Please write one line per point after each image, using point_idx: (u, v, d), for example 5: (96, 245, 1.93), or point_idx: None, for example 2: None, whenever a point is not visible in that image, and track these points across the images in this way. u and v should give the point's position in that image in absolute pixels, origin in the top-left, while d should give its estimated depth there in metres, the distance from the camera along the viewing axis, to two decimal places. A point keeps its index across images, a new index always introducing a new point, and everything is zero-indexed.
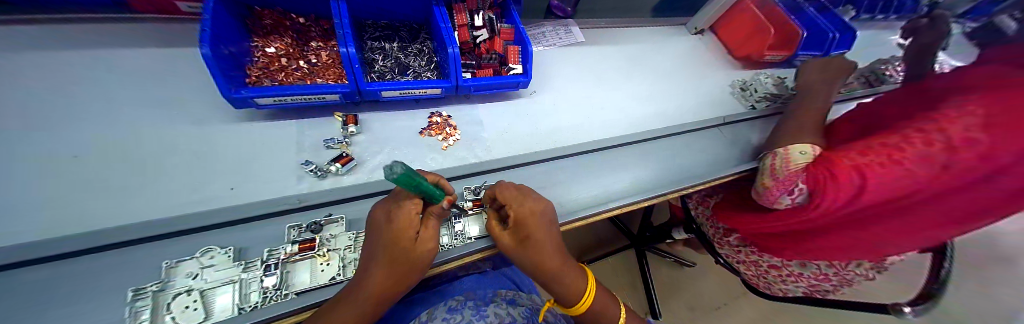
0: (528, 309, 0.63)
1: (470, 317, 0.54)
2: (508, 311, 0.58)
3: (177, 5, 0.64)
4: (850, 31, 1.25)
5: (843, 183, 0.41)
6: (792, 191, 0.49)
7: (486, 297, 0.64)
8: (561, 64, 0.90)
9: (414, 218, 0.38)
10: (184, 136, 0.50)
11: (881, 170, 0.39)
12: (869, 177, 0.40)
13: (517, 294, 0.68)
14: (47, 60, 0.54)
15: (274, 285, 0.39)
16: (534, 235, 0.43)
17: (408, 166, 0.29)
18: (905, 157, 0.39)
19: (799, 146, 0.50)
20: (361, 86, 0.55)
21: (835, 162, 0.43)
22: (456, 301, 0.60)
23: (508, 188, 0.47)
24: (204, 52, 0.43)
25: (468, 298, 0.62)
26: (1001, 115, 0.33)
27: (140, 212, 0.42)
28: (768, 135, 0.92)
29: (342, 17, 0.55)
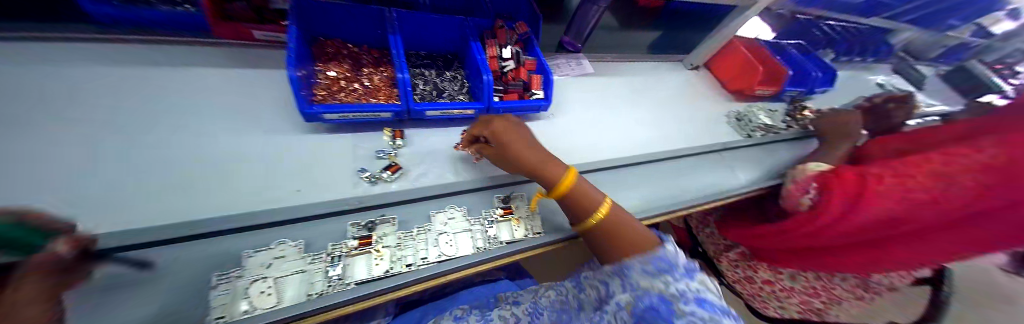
0: (532, 302, 0.68)
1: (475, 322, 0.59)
2: (512, 312, 0.65)
3: (253, 33, 0.75)
4: (829, 71, 1.40)
5: (848, 181, 0.63)
6: (808, 191, 0.73)
7: (489, 303, 0.70)
8: (576, 92, 1.01)
9: None
10: (256, 144, 0.57)
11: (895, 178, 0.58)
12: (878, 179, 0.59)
13: (519, 294, 0.72)
14: (136, 75, 0.62)
15: (338, 274, 0.44)
16: (499, 139, 0.57)
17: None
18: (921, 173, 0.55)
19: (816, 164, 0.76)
20: (410, 106, 0.63)
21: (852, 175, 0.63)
22: (461, 310, 0.65)
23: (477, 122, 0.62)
24: (291, 76, 0.52)
25: (474, 306, 0.67)
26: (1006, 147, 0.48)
27: (218, 206, 0.48)
28: (763, 162, 1.02)
29: (398, 48, 0.65)
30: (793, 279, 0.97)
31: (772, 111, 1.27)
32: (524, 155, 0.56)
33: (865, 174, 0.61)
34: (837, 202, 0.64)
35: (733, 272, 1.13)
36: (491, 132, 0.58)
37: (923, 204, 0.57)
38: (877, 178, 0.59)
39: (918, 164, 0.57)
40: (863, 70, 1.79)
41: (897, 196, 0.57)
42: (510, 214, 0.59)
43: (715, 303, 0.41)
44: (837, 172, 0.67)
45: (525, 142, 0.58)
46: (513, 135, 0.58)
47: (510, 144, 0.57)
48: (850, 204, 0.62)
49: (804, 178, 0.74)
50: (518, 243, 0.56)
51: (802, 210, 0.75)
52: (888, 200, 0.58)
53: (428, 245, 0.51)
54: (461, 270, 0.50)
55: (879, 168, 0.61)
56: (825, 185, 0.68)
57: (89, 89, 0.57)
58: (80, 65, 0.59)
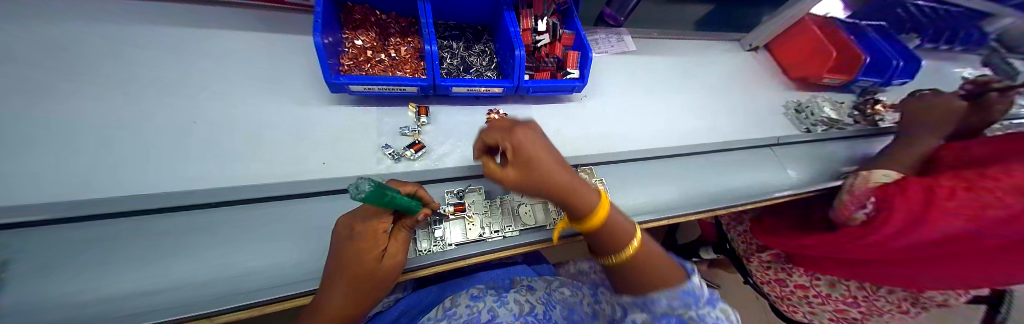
0: (546, 293, 0.66)
1: (491, 305, 0.58)
2: (527, 298, 0.62)
3: None
4: (915, 60, 1.18)
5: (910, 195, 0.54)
6: (865, 205, 0.63)
7: (506, 286, 0.68)
8: (613, 71, 0.92)
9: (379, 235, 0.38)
10: (283, 113, 0.57)
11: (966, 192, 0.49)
12: (944, 191, 0.51)
13: (534, 280, 0.71)
14: (172, 36, 0.63)
15: (441, 235, 0.49)
16: (528, 156, 0.40)
17: (376, 182, 0.27)
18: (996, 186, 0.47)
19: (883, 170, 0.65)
20: (436, 81, 0.60)
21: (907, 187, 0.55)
22: (478, 289, 0.64)
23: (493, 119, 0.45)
24: (316, 43, 0.50)
25: (490, 286, 0.66)
26: None
27: (250, 173, 0.49)
28: (821, 162, 0.90)
29: (427, 18, 0.60)
30: (830, 287, 0.90)
31: (839, 103, 1.10)
32: (559, 185, 0.40)
33: (934, 185, 0.52)
34: (895, 219, 0.56)
35: (763, 273, 1.05)
36: (513, 139, 0.40)
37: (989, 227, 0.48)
38: (948, 192, 0.51)
39: (996, 176, 0.48)
40: (955, 60, 1.51)
41: (968, 214, 0.49)
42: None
43: None
44: (899, 184, 0.57)
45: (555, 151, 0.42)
46: (542, 148, 0.41)
47: (538, 155, 0.40)
48: (914, 222, 0.55)
49: (861, 190, 0.64)
50: (546, 231, 0.54)
51: (855, 223, 0.66)
52: (958, 218, 0.50)
53: (511, 214, 0.54)
54: (542, 240, 0.53)
55: (952, 179, 0.52)
56: (883, 198, 0.59)
57: (136, 52, 0.59)
58: (127, 27, 0.61)
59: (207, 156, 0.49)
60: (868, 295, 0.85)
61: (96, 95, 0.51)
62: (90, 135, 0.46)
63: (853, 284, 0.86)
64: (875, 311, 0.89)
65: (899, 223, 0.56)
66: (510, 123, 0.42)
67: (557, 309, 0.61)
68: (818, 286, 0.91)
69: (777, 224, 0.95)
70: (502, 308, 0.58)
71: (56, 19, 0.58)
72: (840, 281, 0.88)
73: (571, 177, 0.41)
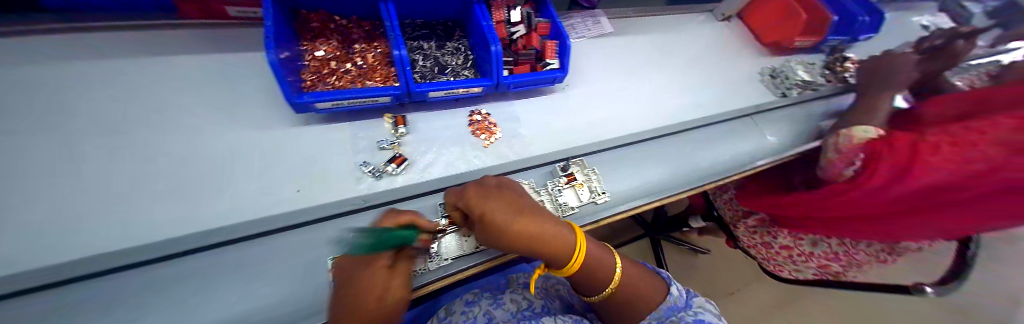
0: (542, 289, 0.67)
1: (487, 308, 0.57)
2: (524, 296, 0.62)
3: (227, 11, 0.65)
4: (880, 14, 1.21)
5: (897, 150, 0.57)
6: (853, 162, 0.65)
7: (501, 286, 0.68)
8: (592, 56, 0.90)
9: (380, 271, 0.35)
10: (246, 140, 0.52)
11: (953, 148, 0.51)
12: (940, 151, 0.52)
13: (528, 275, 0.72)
14: (103, 67, 0.56)
15: (436, 251, 0.47)
16: (485, 212, 0.39)
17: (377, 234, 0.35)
18: (980, 140, 0.48)
19: (862, 127, 0.67)
20: (411, 88, 0.56)
21: (898, 142, 0.58)
22: (472, 294, 0.63)
23: (451, 193, 0.45)
24: (271, 61, 0.45)
25: (485, 289, 0.66)
26: None
27: (217, 213, 0.44)
28: (799, 126, 0.93)
29: (391, 20, 0.56)
30: (813, 245, 0.95)
31: (811, 65, 1.13)
32: (521, 238, 0.39)
33: (922, 140, 0.55)
34: (882, 170, 0.59)
35: (750, 237, 1.08)
36: (471, 200, 0.40)
37: (964, 178, 0.51)
38: (934, 148, 0.53)
39: (981, 129, 0.49)
40: (914, 11, 1.56)
41: (950, 168, 0.51)
42: (573, 180, 0.60)
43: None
44: (891, 140, 0.60)
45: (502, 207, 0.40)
46: (500, 202, 0.41)
47: (494, 213, 0.39)
48: (898, 175, 0.57)
49: (849, 148, 0.66)
50: None
51: (843, 179, 0.69)
52: (941, 170, 0.52)
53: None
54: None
55: (941, 134, 0.54)
56: (871, 154, 0.62)
57: (58, 89, 0.51)
58: (42, 62, 0.53)
59: (167, 198, 0.44)
60: (848, 249, 0.90)
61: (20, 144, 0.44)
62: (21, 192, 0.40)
63: (834, 241, 0.91)
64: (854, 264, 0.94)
65: (887, 178, 0.59)
66: (466, 187, 0.43)
67: (554, 302, 0.63)
68: (801, 245, 0.96)
69: (764, 190, 0.97)
70: (499, 309, 0.57)
71: None
72: (822, 239, 0.92)
73: (534, 226, 0.40)
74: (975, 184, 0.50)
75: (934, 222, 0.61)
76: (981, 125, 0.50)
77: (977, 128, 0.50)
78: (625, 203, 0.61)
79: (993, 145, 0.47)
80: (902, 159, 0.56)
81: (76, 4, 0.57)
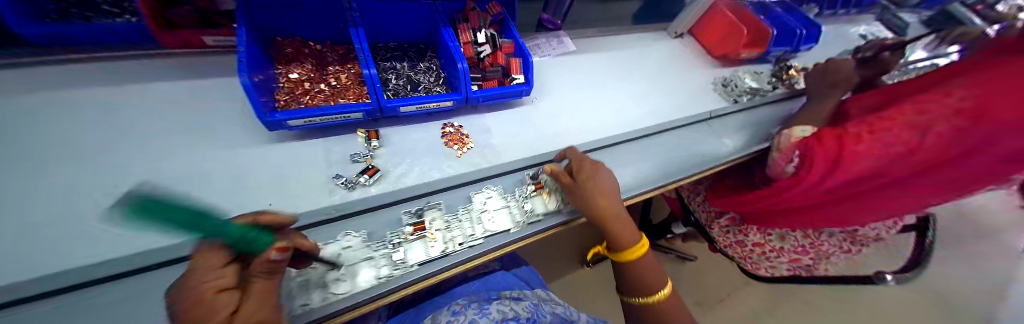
0: (533, 303, 0.63)
1: (473, 317, 0.54)
2: (512, 308, 0.59)
3: (203, 39, 0.68)
4: (815, 27, 1.36)
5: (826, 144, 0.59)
6: (792, 159, 0.69)
7: (491, 298, 0.65)
8: (558, 72, 0.98)
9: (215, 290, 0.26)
10: (218, 159, 0.54)
11: (872, 135, 0.54)
12: (863, 140, 0.55)
13: (522, 293, 0.68)
14: (76, 96, 0.58)
15: (400, 258, 0.48)
16: (593, 186, 0.55)
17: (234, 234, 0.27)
18: (896, 125, 0.53)
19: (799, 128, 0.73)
20: (382, 104, 0.60)
21: (824, 137, 0.60)
22: (459, 305, 0.60)
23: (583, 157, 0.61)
24: (243, 82, 0.48)
25: (472, 301, 0.63)
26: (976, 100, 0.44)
27: (183, 230, 0.45)
28: (750, 127, 1.02)
29: (361, 43, 0.61)
30: (781, 240, 1.00)
31: (758, 74, 1.25)
32: (611, 212, 0.55)
33: (842, 133, 0.58)
34: (816, 165, 0.61)
35: (724, 237, 1.13)
36: (585, 169, 0.58)
37: (889, 162, 0.55)
38: (856, 137, 0.56)
39: (892, 116, 0.54)
40: (850, 23, 1.75)
41: (876, 153, 0.55)
42: (540, 188, 0.62)
43: None
44: (816, 136, 0.62)
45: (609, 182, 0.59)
46: (606, 182, 0.57)
47: (601, 186, 0.56)
48: (830, 167, 0.60)
49: (787, 146, 0.71)
50: (509, 233, 0.56)
51: (785, 175, 0.73)
52: (868, 157, 0.56)
53: (473, 223, 0.55)
54: (505, 243, 0.55)
55: (858, 126, 0.58)
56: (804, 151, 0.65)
57: (28, 117, 0.52)
58: (15, 94, 0.55)
59: None
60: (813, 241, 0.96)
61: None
62: None
63: (798, 235, 0.97)
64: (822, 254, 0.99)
65: (825, 171, 0.62)
66: (586, 158, 0.61)
67: (545, 316, 0.59)
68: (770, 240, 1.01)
69: (732, 188, 1.03)
70: (484, 318, 0.54)
71: None
72: (788, 233, 0.98)
73: (622, 209, 0.57)
74: (899, 167, 0.55)
75: (864, 205, 0.67)
76: (891, 113, 0.55)
77: (887, 116, 0.55)
78: None
79: (904, 128, 0.52)
80: (833, 151, 0.58)
81: (51, 37, 0.59)
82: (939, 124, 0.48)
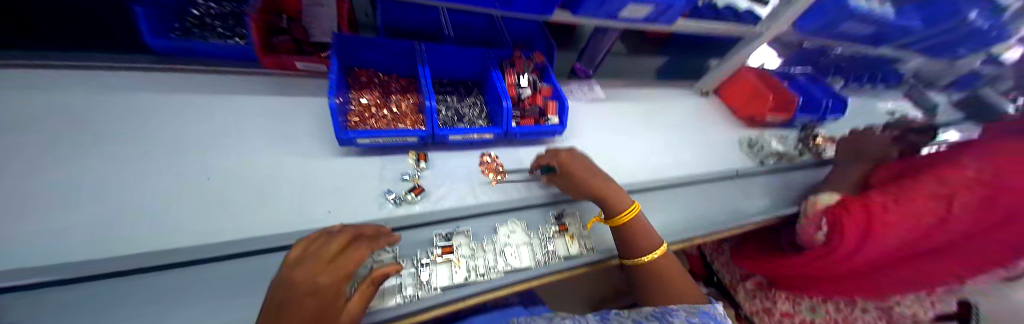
0: None
1: None
2: None
3: (296, 64, 0.79)
4: (841, 99, 1.39)
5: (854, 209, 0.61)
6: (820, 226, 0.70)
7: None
8: (588, 117, 1.05)
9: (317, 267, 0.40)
10: (292, 166, 0.61)
11: (896, 205, 0.56)
12: (888, 208, 0.57)
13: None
14: (186, 97, 0.68)
15: (426, 280, 0.52)
16: (573, 174, 0.63)
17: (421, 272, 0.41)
18: (918, 196, 0.54)
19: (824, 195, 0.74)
20: (435, 131, 0.67)
21: (852, 204, 0.62)
22: None
23: (551, 152, 0.68)
24: (331, 105, 0.57)
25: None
26: (1000, 172, 0.47)
27: (257, 226, 0.51)
28: (776, 190, 1.02)
29: (426, 79, 0.70)
30: (812, 312, 0.91)
31: (784, 138, 1.27)
32: (599, 190, 0.62)
33: (869, 202, 0.60)
34: (849, 233, 0.62)
35: (750, 302, 1.08)
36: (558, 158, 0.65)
37: (925, 232, 0.56)
38: (882, 207, 0.58)
39: (911, 187, 0.56)
40: (877, 97, 1.77)
41: (909, 222, 0.56)
42: (563, 231, 0.67)
43: None
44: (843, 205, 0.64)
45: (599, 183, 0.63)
46: (582, 167, 0.65)
47: (579, 174, 0.63)
48: (864, 236, 0.61)
49: (814, 212, 0.72)
50: (529, 270, 0.59)
51: (817, 243, 0.72)
52: (902, 227, 0.57)
53: (496, 255, 0.59)
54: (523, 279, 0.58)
55: (880, 195, 0.60)
56: (833, 218, 0.65)
57: (149, 112, 0.63)
58: (143, 92, 0.66)
59: (218, 210, 0.51)
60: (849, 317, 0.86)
61: (115, 158, 0.54)
62: (107, 196, 0.48)
63: (829, 308, 0.89)
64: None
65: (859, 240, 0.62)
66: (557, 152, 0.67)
67: None
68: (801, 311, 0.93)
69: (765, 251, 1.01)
70: None
71: (79, 89, 0.62)
72: (817, 305, 0.91)
73: (608, 184, 0.64)
74: (937, 235, 0.55)
75: (895, 274, 0.65)
76: (908, 184, 0.57)
77: (904, 186, 0.57)
78: (612, 249, 0.66)
79: (925, 197, 0.54)
80: (862, 219, 0.60)
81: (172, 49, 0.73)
82: (963, 192, 0.50)
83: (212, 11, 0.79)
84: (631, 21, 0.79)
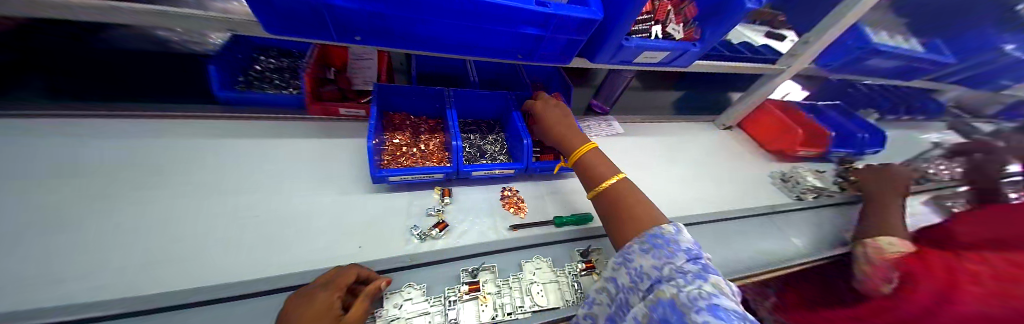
0: None
1: None
2: None
3: (339, 110, 0.87)
4: (879, 132, 1.32)
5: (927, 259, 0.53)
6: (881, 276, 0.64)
7: None
8: (609, 151, 1.06)
9: (333, 297, 0.41)
10: (329, 202, 0.66)
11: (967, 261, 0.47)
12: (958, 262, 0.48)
13: None
14: (243, 138, 0.77)
15: (455, 318, 0.51)
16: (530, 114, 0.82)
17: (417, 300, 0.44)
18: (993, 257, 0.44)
19: (890, 240, 0.71)
20: (460, 168, 0.71)
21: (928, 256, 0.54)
22: None
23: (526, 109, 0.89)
24: (369, 146, 0.62)
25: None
26: None
27: (297, 261, 0.54)
28: (821, 228, 0.94)
29: (453, 121, 0.75)
30: None
31: (820, 172, 1.20)
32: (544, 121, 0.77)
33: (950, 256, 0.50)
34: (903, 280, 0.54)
35: None
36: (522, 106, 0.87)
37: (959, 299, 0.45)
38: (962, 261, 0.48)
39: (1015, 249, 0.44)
40: (920, 129, 1.67)
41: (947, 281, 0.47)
42: (590, 268, 0.64)
43: (729, 311, 0.32)
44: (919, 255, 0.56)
45: (556, 119, 0.76)
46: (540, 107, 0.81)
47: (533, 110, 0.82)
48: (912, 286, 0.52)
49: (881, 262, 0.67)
50: (558, 311, 0.56)
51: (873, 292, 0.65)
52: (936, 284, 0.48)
53: (522, 294, 0.57)
54: (552, 322, 0.55)
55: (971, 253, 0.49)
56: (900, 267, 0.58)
57: (212, 153, 0.71)
58: (206, 134, 0.75)
59: (264, 245, 0.56)
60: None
61: (181, 196, 0.61)
62: (174, 232, 0.55)
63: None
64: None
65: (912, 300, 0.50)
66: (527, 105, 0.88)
67: None
68: None
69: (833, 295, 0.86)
70: None
71: (159, 134, 0.72)
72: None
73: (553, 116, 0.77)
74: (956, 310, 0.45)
75: None
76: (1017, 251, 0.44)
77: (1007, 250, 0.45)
78: None
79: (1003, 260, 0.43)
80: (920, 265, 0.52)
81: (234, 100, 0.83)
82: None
83: (270, 65, 0.96)
84: (645, 65, 0.83)
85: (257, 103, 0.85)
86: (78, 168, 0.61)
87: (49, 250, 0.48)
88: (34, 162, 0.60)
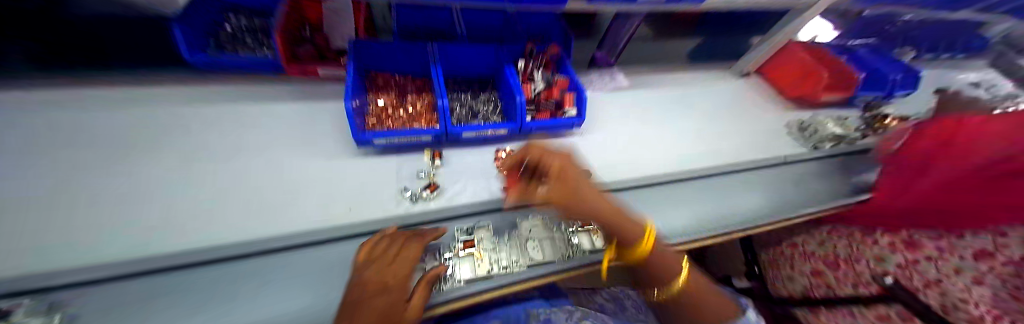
0: None
1: None
2: None
3: (319, 69, 0.84)
4: (914, 72, 1.18)
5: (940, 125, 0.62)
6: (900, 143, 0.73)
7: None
8: (610, 106, 0.99)
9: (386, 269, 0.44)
10: (317, 169, 0.65)
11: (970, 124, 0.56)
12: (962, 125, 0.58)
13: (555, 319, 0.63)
14: (228, 106, 0.75)
15: (450, 273, 0.51)
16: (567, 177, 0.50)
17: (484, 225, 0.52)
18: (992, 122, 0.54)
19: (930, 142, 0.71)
20: (448, 129, 0.67)
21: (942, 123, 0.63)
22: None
23: (535, 149, 0.55)
24: (347, 107, 0.58)
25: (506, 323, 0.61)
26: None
27: (286, 225, 0.55)
28: (836, 177, 0.89)
29: (438, 78, 0.70)
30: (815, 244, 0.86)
31: (843, 119, 1.11)
32: (591, 206, 0.48)
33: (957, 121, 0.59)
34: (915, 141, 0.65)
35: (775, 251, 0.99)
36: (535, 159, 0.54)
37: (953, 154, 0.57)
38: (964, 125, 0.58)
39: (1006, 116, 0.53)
40: (970, 68, 1.48)
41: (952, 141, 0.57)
42: (589, 224, 0.62)
43: None
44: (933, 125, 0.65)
45: (607, 202, 0.49)
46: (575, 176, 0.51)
47: (570, 174, 0.51)
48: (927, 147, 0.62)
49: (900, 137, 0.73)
50: (553, 265, 0.56)
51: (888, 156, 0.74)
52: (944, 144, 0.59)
53: (518, 250, 0.57)
54: (546, 274, 0.55)
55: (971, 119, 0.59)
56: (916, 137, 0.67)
57: (198, 122, 0.70)
58: (192, 104, 0.74)
59: (251, 211, 0.56)
60: (853, 254, 0.75)
61: (169, 164, 0.61)
62: (165, 200, 0.55)
63: (841, 242, 0.79)
64: (853, 281, 0.74)
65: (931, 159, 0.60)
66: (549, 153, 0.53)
67: None
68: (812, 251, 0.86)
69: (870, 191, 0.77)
70: None
71: (144, 105, 0.72)
72: (831, 238, 0.82)
73: (603, 203, 0.49)
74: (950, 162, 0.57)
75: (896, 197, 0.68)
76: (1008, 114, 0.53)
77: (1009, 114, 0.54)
78: None
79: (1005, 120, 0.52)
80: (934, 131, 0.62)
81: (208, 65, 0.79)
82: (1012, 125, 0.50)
83: (239, 22, 0.88)
84: (652, 3, 0.73)
85: (235, 68, 0.81)
86: (73, 138, 0.62)
87: (50, 215, 0.50)
88: (30, 137, 0.61)
